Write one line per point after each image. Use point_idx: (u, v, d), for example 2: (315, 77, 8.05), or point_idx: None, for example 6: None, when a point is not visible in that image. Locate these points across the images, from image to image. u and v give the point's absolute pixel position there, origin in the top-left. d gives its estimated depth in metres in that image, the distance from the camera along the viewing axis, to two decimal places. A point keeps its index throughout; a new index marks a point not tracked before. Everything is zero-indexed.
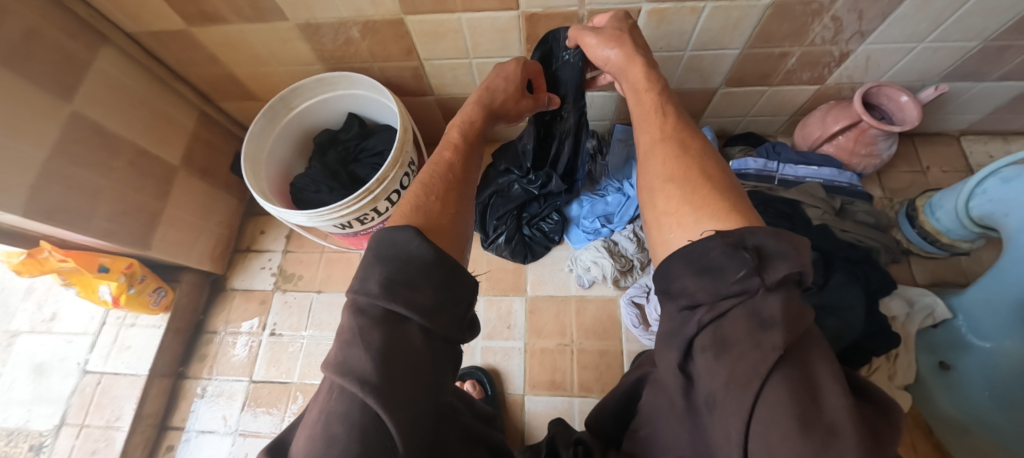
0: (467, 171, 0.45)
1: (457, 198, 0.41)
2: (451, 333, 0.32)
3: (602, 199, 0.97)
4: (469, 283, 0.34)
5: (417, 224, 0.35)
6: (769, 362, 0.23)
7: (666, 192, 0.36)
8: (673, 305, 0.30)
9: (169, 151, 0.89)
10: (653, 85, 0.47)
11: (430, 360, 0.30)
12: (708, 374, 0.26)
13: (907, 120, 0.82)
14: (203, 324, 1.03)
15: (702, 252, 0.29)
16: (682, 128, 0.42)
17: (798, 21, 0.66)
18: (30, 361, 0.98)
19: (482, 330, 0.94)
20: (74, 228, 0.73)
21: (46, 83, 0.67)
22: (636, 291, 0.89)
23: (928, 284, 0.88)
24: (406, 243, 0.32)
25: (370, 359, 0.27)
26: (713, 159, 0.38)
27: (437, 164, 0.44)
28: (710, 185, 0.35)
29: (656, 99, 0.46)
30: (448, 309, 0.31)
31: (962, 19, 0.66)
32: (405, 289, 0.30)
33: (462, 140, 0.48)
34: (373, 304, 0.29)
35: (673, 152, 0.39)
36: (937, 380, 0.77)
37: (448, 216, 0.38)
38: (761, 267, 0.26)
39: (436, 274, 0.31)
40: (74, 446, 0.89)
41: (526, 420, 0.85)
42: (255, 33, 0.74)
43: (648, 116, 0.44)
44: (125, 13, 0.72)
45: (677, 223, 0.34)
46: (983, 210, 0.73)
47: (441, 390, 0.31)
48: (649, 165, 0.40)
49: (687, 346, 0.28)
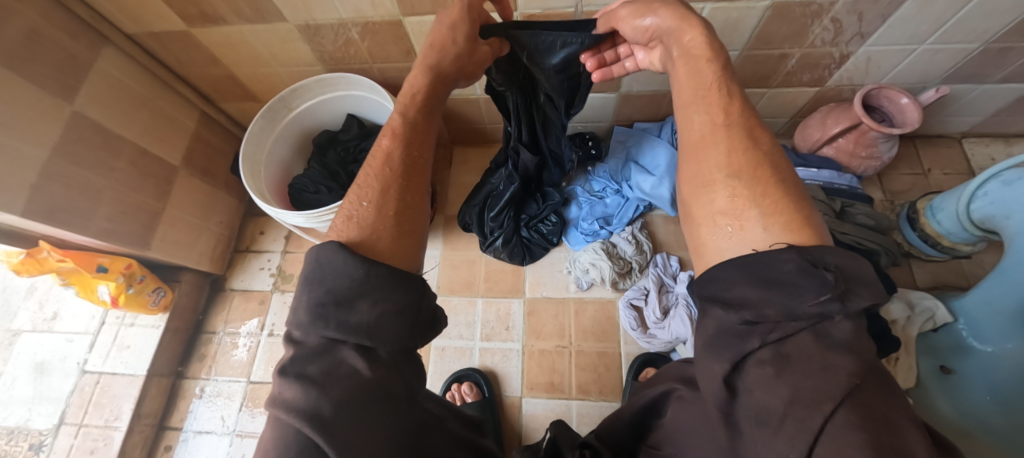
0: (410, 158, 0.42)
1: (397, 195, 0.39)
2: (396, 345, 0.32)
3: (601, 201, 0.97)
4: (415, 287, 0.34)
5: (350, 236, 0.36)
6: (845, 387, 0.23)
7: (728, 193, 0.33)
8: (727, 315, 0.28)
9: (170, 151, 0.89)
10: (713, 55, 0.39)
11: (372, 378, 0.30)
12: (765, 390, 0.26)
13: (907, 122, 0.81)
14: (202, 324, 1.03)
15: (771, 265, 0.28)
16: (748, 114, 0.37)
17: (797, 22, 0.66)
18: (31, 360, 0.98)
19: (480, 332, 0.94)
20: (74, 228, 0.73)
21: (47, 83, 0.67)
22: (635, 293, 0.90)
23: (929, 287, 0.88)
24: (332, 261, 0.32)
25: (303, 387, 0.29)
26: (781, 158, 0.35)
27: (379, 156, 0.42)
28: (779, 189, 0.32)
29: (717, 75, 0.38)
30: (391, 321, 0.31)
31: (963, 21, 0.66)
32: (335, 312, 0.30)
33: (408, 120, 0.45)
34: (309, 335, 0.31)
35: (738, 145, 0.35)
36: (937, 382, 0.76)
37: (392, 221, 0.37)
38: (845, 293, 0.26)
39: (368, 289, 0.31)
40: (72, 445, 0.90)
41: (523, 421, 0.85)
42: (255, 33, 0.74)
43: (708, 93, 0.38)
44: (126, 14, 0.72)
45: (741, 226, 0.32)
46: (983, 212, 0.73)
47: (398, 402, 0.31)
48: (706, 154, 0.36)
49: (738, 361, 0.27)
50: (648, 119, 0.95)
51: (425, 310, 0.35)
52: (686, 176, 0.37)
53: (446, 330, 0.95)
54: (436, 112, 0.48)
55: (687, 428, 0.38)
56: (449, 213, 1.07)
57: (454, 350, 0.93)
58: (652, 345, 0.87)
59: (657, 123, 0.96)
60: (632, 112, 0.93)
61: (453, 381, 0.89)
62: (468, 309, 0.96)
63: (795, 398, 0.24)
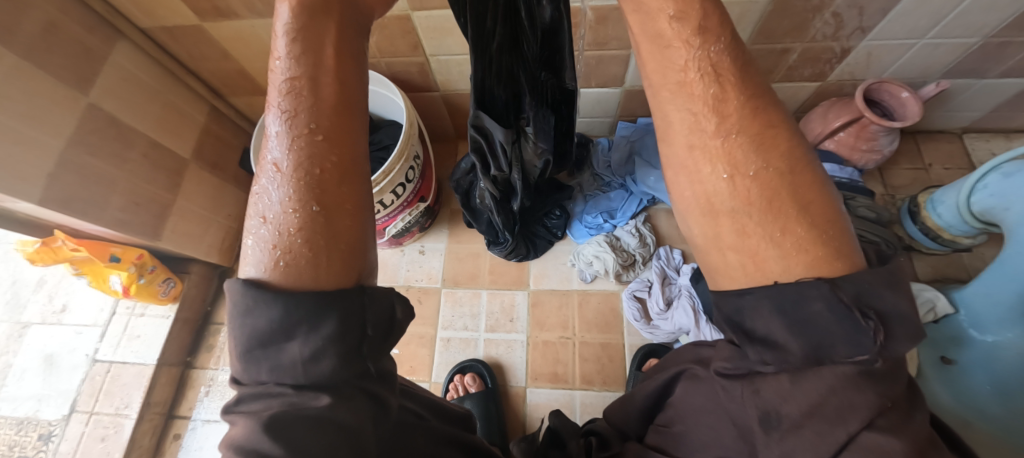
0: (308, 150, 0.30)
1: (302, 208, 0.30)
2: (342, 373, 0.29)
3: (606, 195, 0.98)
4: (352, 307, 0.29)
5: (259, 268, 0.30)
6: (872, 410, 0.25)
7: (745, 222, 0.29)
8: (747, 332, 0.30)
9: (181, 144, 0.91)
10: (695, 17, 0.31)
11: (320, 409, 0.28)
12: (782, 399, 0.28)
13: (908, 116, 0.83)
14: (210, 315, 1.05)
15: (802, 306, 0.26)
16: (750, 100, 0.31)
17: (799, 16, 0.67)
18: (41, 352, 1.00)
19: (484, 323, 0.95)
20: (89, 217, 0.74)
21: (64, 75, 0.69)
22: (640, 286, 0.91)
23: (930, 279, 0.89)
24: (246, 298, 0.28)
25: (246, 429, 0.28)
26: (801, 158, 0.30)
27: (272, 144, 0.31)
28: (803, 216, 0.28)
29: (705, 47, 0.31)
30: (327, 352, 0.28)
31: (962, 16, 0.67)
32: (265, 354, 0.29)
33: (293, 79, 0.31)
34: (251, 379, 0.30)
35: (749, 156, 0.29)
36: (936, 373, 0.77)
37: (300, 241, 0.29)
38: (882, 344, 0.25)
39: (292, 324, 0.28)
40: (84, 432, 0.91)
41: (528, 411, 0.87)
42: (267, 28, 0.76)
43: (691, 81, 0.31)
44: (140, 8, 0.74)
45: (757, 264, 0.29)
46: (983, 205, 0.73)
47: (354, 424, 0.30)
48: (708, 173, 0.30)
49: (749, 372, 0.30)
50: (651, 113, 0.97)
51: (372, 326, 0.31)
52: (681, 194, 0.33)
53: (451, 321, 0.96)
54: (344, 52, 0.33)
55: (707, 406, 0.37)
56: (454, 207, 1.08)
57: (458, 341, 0.94)
58: (654, 336, 0.88)
59: None
60: (635, 107, 0.95)
61: (455, 371, 0.90)
62: (473, 301, 0.97)
63: (815, 411, 0.26)
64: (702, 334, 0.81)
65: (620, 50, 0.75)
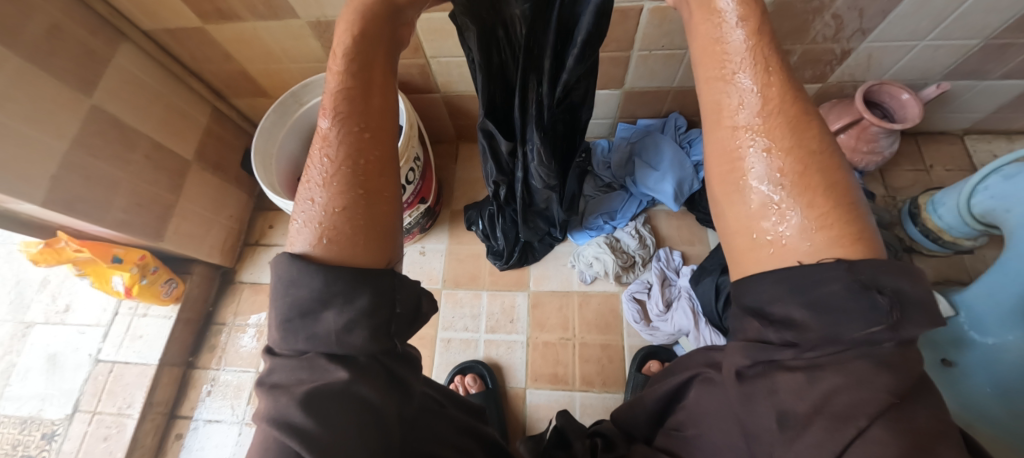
0: (354, 141, 0.35)
1: (348, 191, 0.34)
2: (370, 347, 0.32)
3: (608, 196, 0.98)
4: (382, 286, 0.33)
5: (305, 244, 0.33)
6: (879, 404, 0.25)
7: (771, 199, 0.30)
8: (763, 323, 0.30)
9: (183, 146, 0.91)
10: (745, 14, 0.33)
11: (345, 379, 0.31)
12: (792, 395, 0.28)
13: (909, 118, 0.82)
14: (212, 315, 1.05)
15: (817, 282, 0.27)
16: (791, 89, 0.32)
17: (799, 18, 0.67)
18: (45, 352, 1.00)
19: (485, 324, 0.95)
20: (91, 218, 0.75)
21: (68, 78, 0.70)
22: (638, 287, 0.92)
23: (931, 281, 0.88)
24: (290, 271, 0.32)
25: (276, 399, 0.31)
26: (830, 147, 0.31)
27: (321, 136, 0.36)
28: (829, 196, 0.29)
29: (750, 42, 0.32)
30: (359, 325, 0.31)
31: (963, 18, 0.67)
32: (302, 324, 0.32)
33: (344, 77, 0.35)
34: (288, 349, 0.33)
35: (778, 139, 0.30)
36: (939, 375, 0.77)
37: (343, 220, 0.33)
38: (898, 322, 0.26)
39: (330, 296, 0.31)
40: (86, 432, 0.92)
41: (528, 412, 0.87)
42: (268, 29, 0.76)
43: (732, 73, 0.32)
44: (143, 11, 0.74)
45: (778, 241, 0.30)
46: (984, 207, 0.73)
47: (374, 399, 0.32)
48: (738, 152, 0.31)
49: (766, 367, 0.30)
50: (651, 115, 0.97)
51: (399, 306, 0.34)
52: (714, 173, 0.34)
53: (452, 322, 0.97)
54: (382, 60, 0.38)
55: (721, 411, 0.37)
56: (455, 207, 1.08)
57: (458, 342, 0.94)
58: (654, 338, 0.88)
59: (660, 120, 0.98)
60: (634, 108, 0.95)
61: (455, 373, 0.90)
62: (473, 302, 0.98)
63: (823, 407, 0.27)
64: (702, 335, 0.81)
65: (619, 51, 0.75)
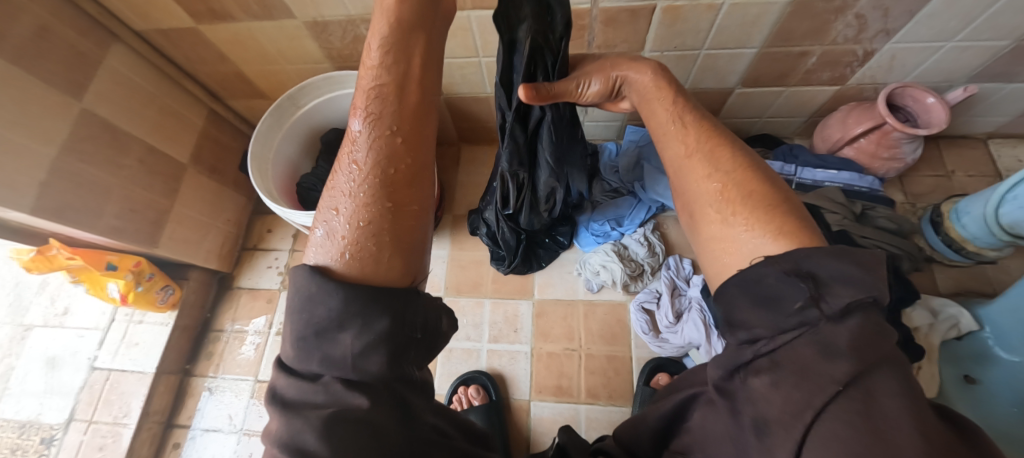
0: (386, 146, 0.32)
1: (380, 200, 0.31)
2: (386, 374, 0.29)
3: (614, 201, 0.95)
4: (402, 307, 0.29)
5: (333, 257, 0.31)
6: (826, 393, 0.23)
7: (716, 215, 0.33)
8: (733, 338, 0.29)
9: (178, 149, 0.89)
10: (660, 87, 0.42)
11: (361, 408, 0.28)
12: (761, 397, 0.26)
13: (933, 122, 0.78)
14: (210, 322, 1.03)
15: (756, 283, 0.28)
16: (709, 131, 0.37)
17: (820, 18, 0.64)
18: (43, 356, 0.99)
19: (488, 333, 0.93)
20: (82, 225, 0.73)
21: (55, 80, 0.67)
22: (647, 296, 0.89)
23: (952, 293, 0.85)
24: (306, 285, 0.29)
25: (287, 424, 0.28)
26: (752, 166, 0.34)
27: (353, 140, 0.33)
28: (754, 202, 0.31)
29: (670, 106, 0.40)
30: (376, 350, 0.28)
31: (995, 18, 0.63)
32: (317, 343, 0.29)
33: (381, 75, 0.33)
34: (303, 369, 0.29)
35: (707, 170, 0.35)
36: (960, 391, 0.73)
37: (367, 234, 0.31)
38: (820, 295, 0.25)
39: (347, 317, 0.28)
40: (83, 441, 0.90)
41: (531, 425, 0.84)
42: (263, 30, 0.73)
43: (666, 125, 0.39)
44: (135, 12, 0.71)
45: (728, 248, 0.32)
46: (1014, 217, 0.69)
47: (389, 433, 0.28)
48: (690, 185, 0.35)
49: (739, 371, 0.28)
50: None
51: (418, 331, 0.31)
52: (680, 206, 0.37)
53: None
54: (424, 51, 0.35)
55: (724, 434, 0.34)
56: (458, 213, 1.05)
57: (460, 351, 0.92)
58: (663, 350, 0.85)
59: None
60: None
61: (458, 384, 0.88)
62: (475, 310, 0.95)
63: (783, 407, 0.24)
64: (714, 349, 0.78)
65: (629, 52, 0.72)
